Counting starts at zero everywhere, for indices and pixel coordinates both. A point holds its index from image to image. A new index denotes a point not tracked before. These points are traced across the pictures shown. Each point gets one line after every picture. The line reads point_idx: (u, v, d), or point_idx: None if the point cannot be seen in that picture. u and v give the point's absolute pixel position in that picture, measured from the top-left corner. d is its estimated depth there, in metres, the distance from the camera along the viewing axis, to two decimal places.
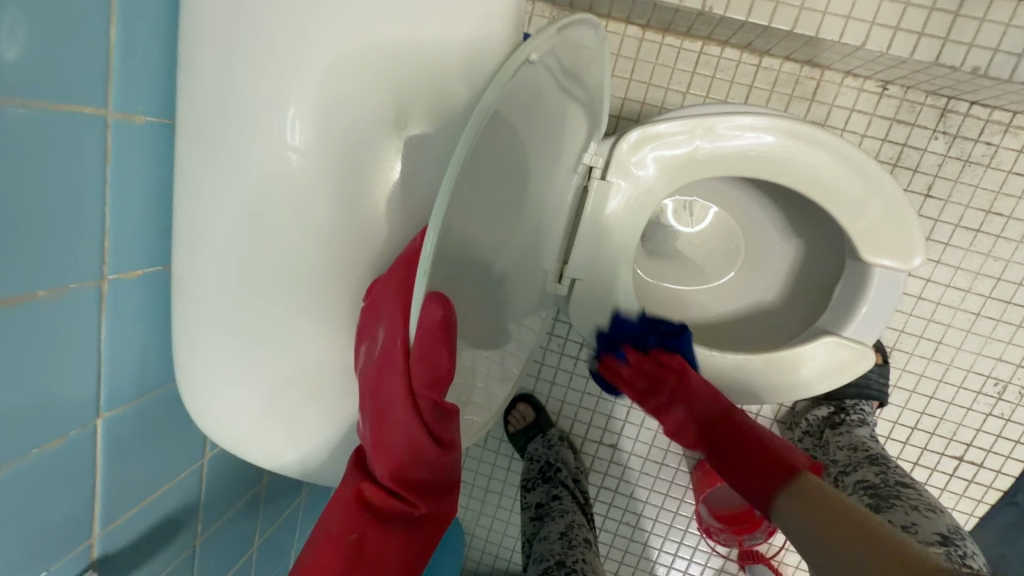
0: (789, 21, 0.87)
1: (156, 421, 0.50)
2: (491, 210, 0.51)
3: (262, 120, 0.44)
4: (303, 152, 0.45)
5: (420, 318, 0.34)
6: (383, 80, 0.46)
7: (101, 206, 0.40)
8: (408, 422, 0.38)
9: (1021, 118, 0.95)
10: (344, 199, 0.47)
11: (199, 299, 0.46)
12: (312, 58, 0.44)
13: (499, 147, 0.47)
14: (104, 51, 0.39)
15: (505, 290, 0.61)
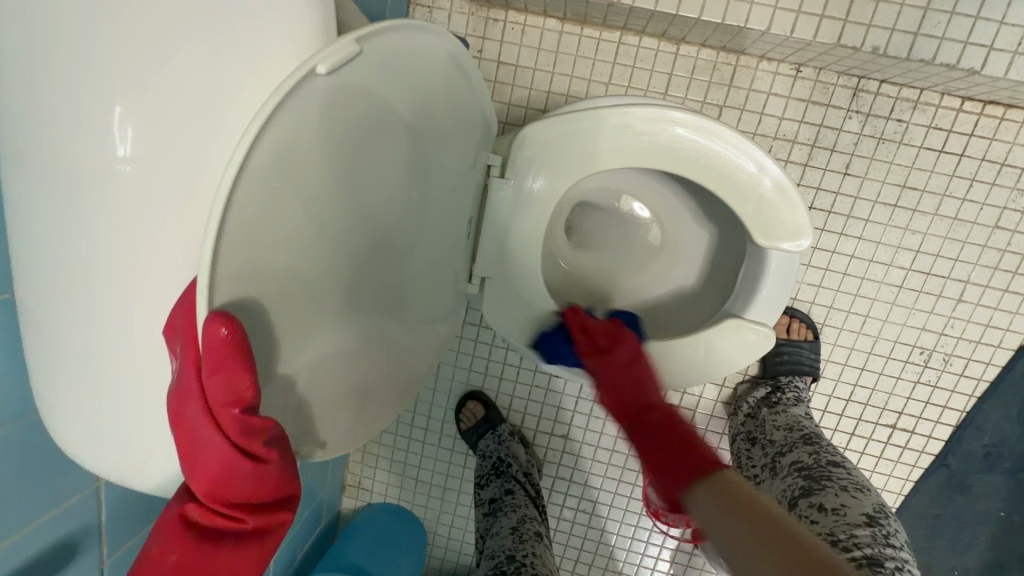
0: (695, 9, 0.88)
1: (28, 447, 0.46)
2: (349, 241, 0.48)
3: (87, 122, 0.37)
4: (135, 157, 0.38)
5: (202, 333, 0.33)
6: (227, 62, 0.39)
7: None
8: (214, 444, 0.36)
9: (929, 94, 0.97)
10: (198, 210, 0.40)
11: (52, 322, 0.41)
12: (135, 41, 0.36)
13: (334, 181, 0.43)
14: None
15: (396, 303, 0.60)
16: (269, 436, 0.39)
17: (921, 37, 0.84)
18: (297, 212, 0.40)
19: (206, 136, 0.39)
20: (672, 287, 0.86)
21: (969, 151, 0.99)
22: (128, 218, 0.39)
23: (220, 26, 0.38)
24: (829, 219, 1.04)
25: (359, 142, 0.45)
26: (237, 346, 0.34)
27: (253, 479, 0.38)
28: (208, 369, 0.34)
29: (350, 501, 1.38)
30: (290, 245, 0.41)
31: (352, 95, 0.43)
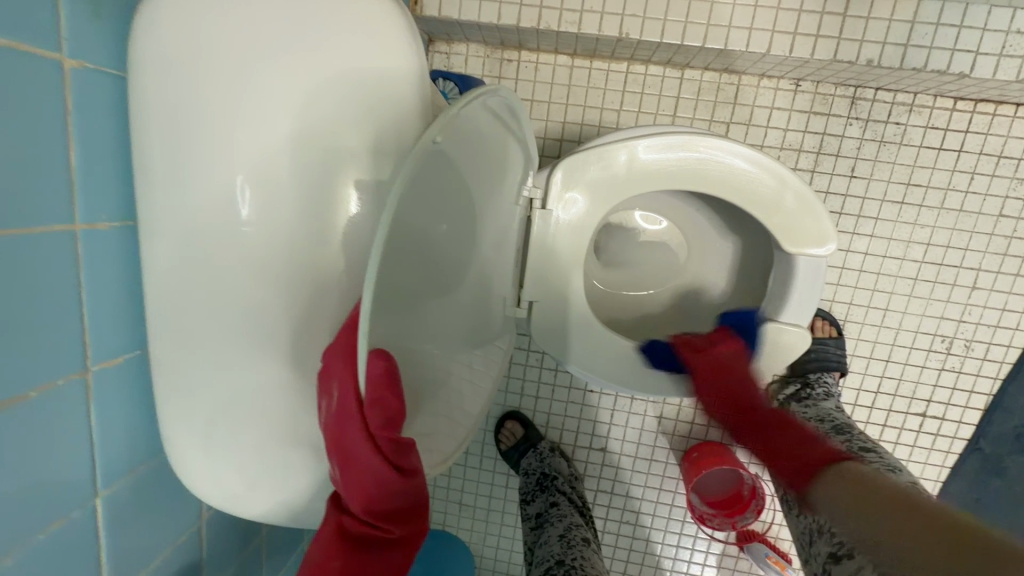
0: (699, 38, 0.95)
1: (150, 490, 0.50)
2: (410, 290, 0.52)
3: (213, 190, 0.43)
4: (251, 214, 0.44)
5: (363, 369, 0.37)
6: (328, 131, 0.45)
7: (78, 299, 0.39)
8: (371, 464, 0.40)
9: (923, 97, 1.04)
10: (301, 259, 0.46)
11: (179, 370, 0.46)
12: (254, 118, 0.43)
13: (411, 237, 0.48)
14: (66, 156, 0.37)
15: (453, 331, 0.65)
16: (410, 451, 0.42)
17: (911, 48, 0.91)
18: (390, 262, 0.43)
19: (308, 193, 0.45)
20: (701, 298, 0.91)
21: (966, 146, 1.04)
22: (245, 271, 0.45)
23: (322, 102, 0.44)
24: (841, 220, 1.09)
25: (431, 198, 0.50)
26: (389, 377, 0.38)
27: (403, 492, 0.41)
28: (368, 401, 0.38)
29: None
30: (382, 293, 0.43)
31: (437, 160, 0.48)
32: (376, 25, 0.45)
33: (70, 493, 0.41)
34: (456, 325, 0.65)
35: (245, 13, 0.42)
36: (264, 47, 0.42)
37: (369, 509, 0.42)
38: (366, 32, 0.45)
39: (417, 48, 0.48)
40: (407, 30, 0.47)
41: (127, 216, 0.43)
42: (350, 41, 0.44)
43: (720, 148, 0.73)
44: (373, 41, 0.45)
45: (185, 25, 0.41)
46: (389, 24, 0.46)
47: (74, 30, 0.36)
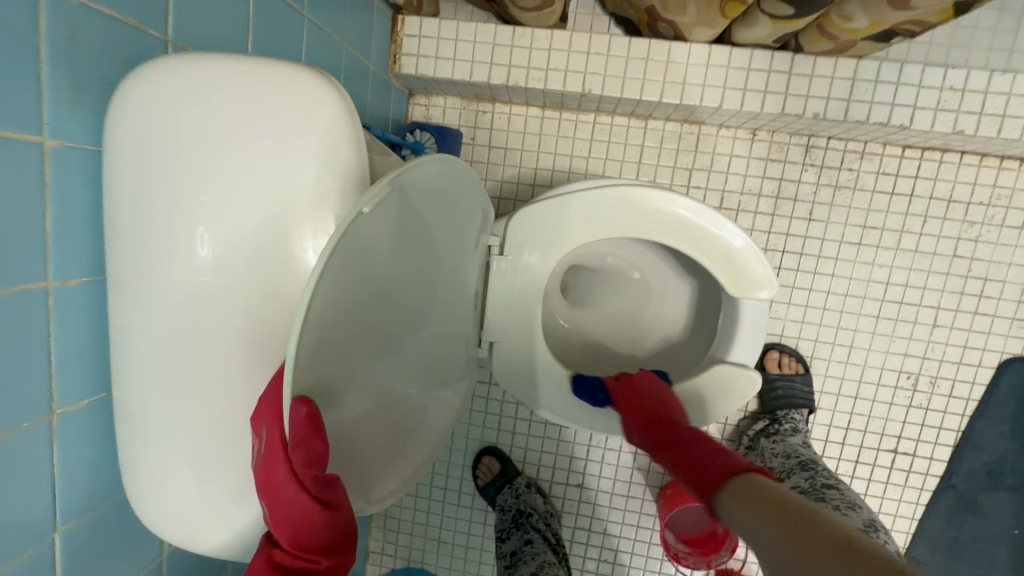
0: (656, 93, 1.02)
1: (112, 526, 0.53)
2: (363, 352, 0.53)
3: (176, 246, 0.47)
4: (211, 265, 0.48)
5: (288, 413, 0.42)
6: (279, 185, 0.48)
7: (46, 348, 0.43)
8: (299, 499, 0.43)
9: (872, 145, 1.10)
10: (257, 306, 0.49)
11: (140, 412, 0.50)
12: (212, 180, 0.47)
13: (359, 301, 0.50)
14: (41, 223, 0.42)
15: (411, 384, 0.67)
16: (338, 488, 0.46)
17: (853, 103, 0.98)
18: (346, 311, 0.48)
19: (263, 243, 0.48)
20: (663, 335, 0.96)
21: (917, 190, 1.10)
22: (202, 320, 0.49)
23: (271, 160, 0.48)
24: (802, 260, 1.14)
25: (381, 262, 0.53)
26: (313, 420, 0.43)
27: (331, 526, 0.44)
28: (293, 442, 0.42)
29: (374, 568, 1.40)
30: (340, 339, 0.48)
31: (384, 225, 0.51)
32: (311, 85, 0.48)
33: (31, 528, 0.44)
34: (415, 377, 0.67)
35: (202, 89, 0.47)
36: (218, 116, 0.47)
37: (297, 545, 0.44)
38: (306, 92, 0.48)
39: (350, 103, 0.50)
40: (337, 90, 0.50)
41: (97, 271, 0.48)
42: (293, 102, 0.48)
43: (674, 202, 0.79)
44: (313, 101, 0.48)
45: (147, 101, 0.46)
46: (322, 85, 0.49)
47: (55, 115, 0.41)
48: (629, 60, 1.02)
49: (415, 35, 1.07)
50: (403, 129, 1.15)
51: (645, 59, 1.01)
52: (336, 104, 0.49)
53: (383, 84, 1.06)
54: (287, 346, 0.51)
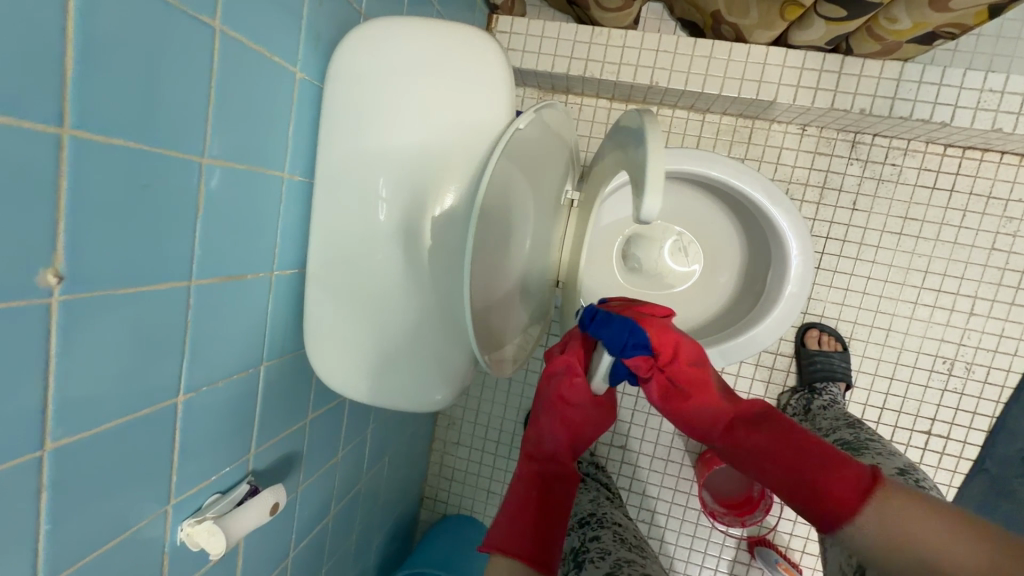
0: (716, 87, 1.15)
1: (290, 375, 0.69)
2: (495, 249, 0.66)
3: (371, 157, 0.63)
4: (394, 172, 0.63)
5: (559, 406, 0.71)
6: (452, 116, 0.63)
7: (277, 220, 0.60)
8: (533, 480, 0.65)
9: (916, 143, 1.20)
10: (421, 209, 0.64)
11: (323, 284, 0.66)
12: (403, 108, 0.62)
13: (499, 204, 0.64)
14: (285, 129, 0.59)
15: (514, 298, 0.80)
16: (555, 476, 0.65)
17: (898, 101, 1.09)
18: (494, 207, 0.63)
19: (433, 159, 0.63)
20: (720, 292, 1.09)
21: (958, 186, 1.19)
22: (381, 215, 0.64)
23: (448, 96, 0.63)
24: (844, 246, 1.24)
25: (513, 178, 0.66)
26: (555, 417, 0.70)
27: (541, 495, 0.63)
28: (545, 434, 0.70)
29: (427, 513, 1.54)
30: (488, 230, 0.63)
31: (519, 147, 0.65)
32: (481, 45, 0.64)
33: (248, 356, 0.61)
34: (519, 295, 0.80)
35: (401, 41, 0.62)
36: (412, 61, 0.62)
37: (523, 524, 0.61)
38: (478, 50, 0.64)
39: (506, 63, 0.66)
40: (499, 51, 0.65)
41: (308, 174, 0.64)
42: (468, 57, 0.63)
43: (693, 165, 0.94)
44: (482, 58, 0.64)
45: (365, 50, 0.61)
46: (489, 46, 0.65)
47: (303, 55, 0.59)
48: (693, 57, 1.16)
49: (505, 31, 1.24)
50: None
51: (709, 56, 1.15)
52: (497, 61, 0.65)
53: None
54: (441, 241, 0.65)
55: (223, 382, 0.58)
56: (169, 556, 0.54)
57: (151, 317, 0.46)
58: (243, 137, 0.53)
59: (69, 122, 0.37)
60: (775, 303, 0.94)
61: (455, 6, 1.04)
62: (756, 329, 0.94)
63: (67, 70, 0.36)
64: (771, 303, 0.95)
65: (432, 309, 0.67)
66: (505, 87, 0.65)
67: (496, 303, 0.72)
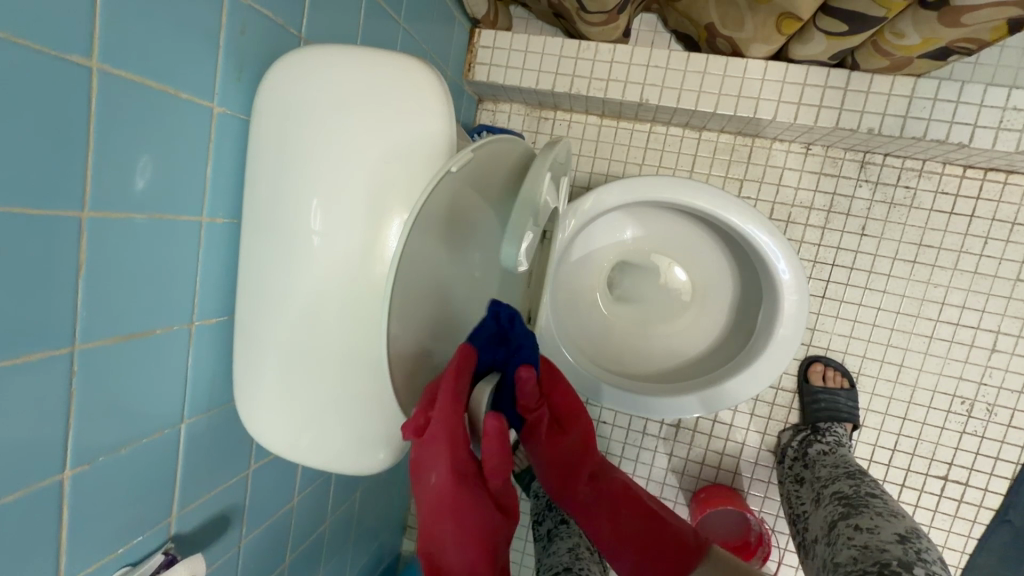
0: (711, 105, 1.08)
1: (221, 428, 0.64)
2: (436, 299, 0.60)
3: (295, 197, 0.57)
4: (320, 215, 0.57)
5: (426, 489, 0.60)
6: (382, 152, 0.57)
7: (193, 268, 0.55)
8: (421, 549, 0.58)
9: (932, 164, 1.10)
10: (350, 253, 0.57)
11: (249, 335, 0.60)
12: (327, 144, 0.56)
13: (435, 250, 0.57)
14: (202, 171, 0.54)
15: None
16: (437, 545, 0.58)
17: (910, 119, 1.00)
18: (427, 257, 0.56)
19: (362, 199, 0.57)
20: (715, 326, 1.00)
21: (979, 212, 1.09)
22: (305, 261, 0.58)
23: (378, 131, 0.57)
24: (852, 275, 1.14)
25: (456, 221, 0.59)
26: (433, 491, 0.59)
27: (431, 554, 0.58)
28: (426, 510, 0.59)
29: (410, 543, 1.48)
30: (420, 281, 0.56)
31: (464, 186, 0.59)
32: (417, 74, 0.58)
33: (164, 414, 0.56)
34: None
35: (328, 71, 0.57)
36: (339, 93, 0.56)
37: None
38: (413, 81, 0.58)
39: (446, 93, 0.60)
40: (438, 81, 0.60)
41: (234, 215, 0.59)
42: (402, 87, 0.58)
43: (666, 191, 0.88)
44: (417, 88, 0.58)
45: (288, 81, 0.56)
46: (426, 76, 0.59)
47: (222, 89, 0.54)
48: (686, 73, 1.08)
49: (489, 46, 1.18)
50: (471, 129, 1.24)
51: (702, 72, 1.08)
52: (435, 92, 0.59)
53: (457, 88, 1.18)
54: (376, 290, 0.59)
55: (131, 447, 0.53)
56: None
57: (21, 391, 0.41)
58: (145, 183, 0.48)
59: None
60: (771, 340, 0.86)
61: (429, 22, 0.98)
62: (753, 371, 0.86)
63: None
64: (767, 340, 0.86)
65: (365, 364, 0.61)
66: (443, 119, 0.59)
67: (447, 354, 0.65)
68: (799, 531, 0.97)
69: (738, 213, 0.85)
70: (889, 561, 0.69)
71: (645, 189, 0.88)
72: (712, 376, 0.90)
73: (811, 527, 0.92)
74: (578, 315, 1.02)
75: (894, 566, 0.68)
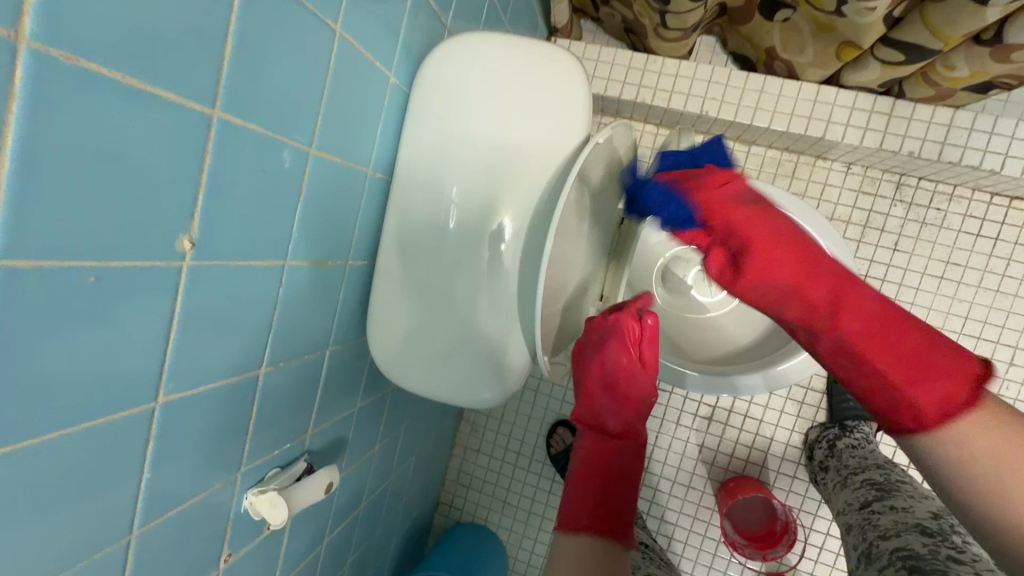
0: (765, 120, 1.18)
1: (351, 360, 0.72)
2: (564, 261, 0.68)
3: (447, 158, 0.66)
4: (470, 176, 0.66)
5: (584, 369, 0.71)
6: (526, 126, 0.66)
7: (358, 213, 0.64)
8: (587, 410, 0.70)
9: (962, 190, 1.20)
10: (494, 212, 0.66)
11: (389, 277, 0.69)
12: (480, 115, 0.66)
13: (573, 217, 0.65)
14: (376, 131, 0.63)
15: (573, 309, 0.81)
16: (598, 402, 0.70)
17: (947, 146, 1.10)
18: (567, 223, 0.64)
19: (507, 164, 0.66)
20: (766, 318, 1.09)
21: (1003, 235, 1.19)
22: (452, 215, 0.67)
23: (525, 109, 0.66)
24: (883, 286, 1.24)
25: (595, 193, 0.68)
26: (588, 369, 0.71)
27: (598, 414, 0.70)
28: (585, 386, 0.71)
29: (441, 518, 1.54)
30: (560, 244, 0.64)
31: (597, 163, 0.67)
32: (557, 60, 0.67)
33: (318, 338, 0.64)
34: (574, 314, 0.81)
35: (480, 55, 0.66)
36: (491, 74, 0.66)
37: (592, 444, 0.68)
38: (555, 66, 0.67)
39: (584, 77, 0.68)
40: (576, 67, 0.67)
41: (387, 173, 0.69)
42: (545, 71, 0.66)
43: None
44: (559, 73, 0.67)
45: (449, 61, 0.66)
46: (566, 62, 0.67)
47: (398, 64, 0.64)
48: (745, 90, 1.19)
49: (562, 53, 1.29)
50: None
51: (760, 90, 1.18)
52: (574, 77, 0.67)
53: None
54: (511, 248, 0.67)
55: (296, 361, 0.61)
56: (232, 523, 0.56)
57: (247, 293, 0.49)
58: (341, 133, 0.57)
59: (218, 104, 0.40)
60: None
61: (521, 26, 1.09)
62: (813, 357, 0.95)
63: (221, 69, 0.40)
64: None
65: (492, 312, 0.69)
66: (580, 101, 0.67)
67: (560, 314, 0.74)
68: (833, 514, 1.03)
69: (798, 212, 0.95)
70: (932, 528, 0.76)
71: None
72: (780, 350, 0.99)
73: (844, 508, 0.99)
74: (633, 295, 1.12)
75: (938, 531, 0.75)
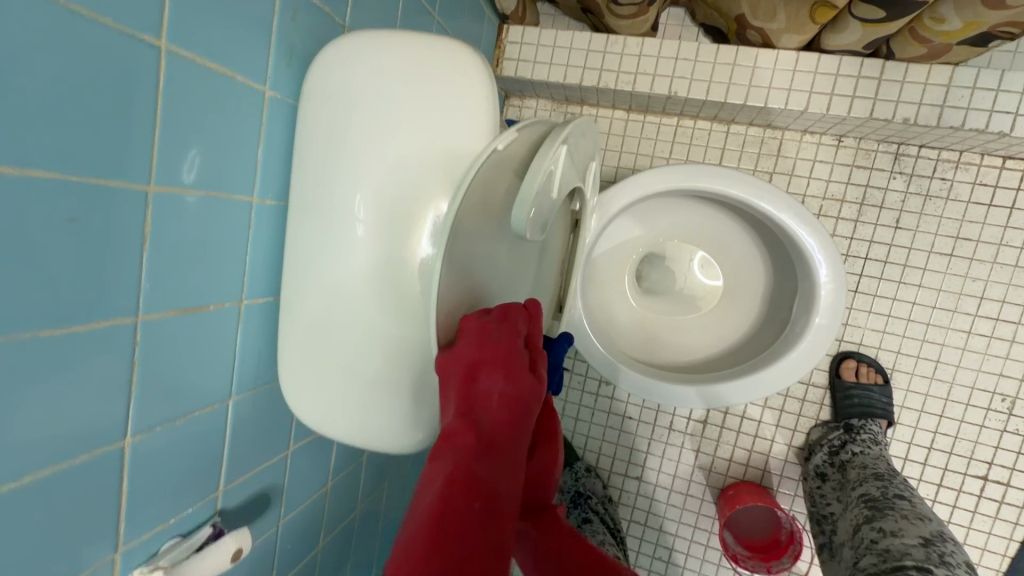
0: (740, 97, 1.07)
1: (266, 405, 0.66)
2: (483, 279, 0.59)
3: (339, 174, 0.58)
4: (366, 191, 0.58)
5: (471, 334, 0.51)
6: (426, 130, 0.58)
7: (244, 246, 0.57)
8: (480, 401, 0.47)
9: (969, 155, 1.08)
10: (398, 230, 0.58)
11: (293, 312, 0.62)
12: (373, 122, 0.58)
13: (484, 227, 0.56)
14: (255, 154, 0.56)
15: None
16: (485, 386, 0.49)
17: (947, 108, 0.98)
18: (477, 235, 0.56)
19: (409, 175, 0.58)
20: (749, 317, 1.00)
21: (1019, 204, 1.06)
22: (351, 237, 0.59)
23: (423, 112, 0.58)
24: (886, 268, 1.12)
25: (503, 199, 0.58)
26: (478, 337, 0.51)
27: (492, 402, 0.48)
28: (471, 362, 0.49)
29: None
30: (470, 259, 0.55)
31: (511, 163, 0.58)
32: (455, 57, 0.60)
33: (214, 390, 0.57)
34: None
35: (369, 56, 0.59)
36: (381, 75, 0.58)
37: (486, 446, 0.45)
38: (453, 63, 0.60)
39: (487, 76, 0.61)
40: (478, 65, 0.61)
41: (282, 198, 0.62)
42: (442, 70, 0.59)
43: (691, 177, 0.88)
44: (458, 71, 0.60)
45: (335, 66, 0.58)
46: (466, 59, 0.61)
47: (273, 75, 0.56)
48: (715, 65, 1.08)
49: (516, 41, 1.20)
50: None
51: (732, 64, 1.07)
52: (475, 74, 0.60)
53: None
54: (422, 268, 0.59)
55: (183, 421, 0.54)
56: None
57: (84, 361, 0.43)
58: (201, 163, 0.50)
59: None
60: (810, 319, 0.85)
61: (460, 18, 1.00)
62: (801, 358, 0.85)
63: None
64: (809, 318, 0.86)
65: (410, 342, 0.62)
66: (484, 100, 0.60)
67: None
68: (828, 537, 0.97)
69: (772, 199, 0.85)
70: (907, 565, 0.70)
71: (667, 178, 0.88)
72: (762, 357, 0.89)
73: (840, 530, 0.91)
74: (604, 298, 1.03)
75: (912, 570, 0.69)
